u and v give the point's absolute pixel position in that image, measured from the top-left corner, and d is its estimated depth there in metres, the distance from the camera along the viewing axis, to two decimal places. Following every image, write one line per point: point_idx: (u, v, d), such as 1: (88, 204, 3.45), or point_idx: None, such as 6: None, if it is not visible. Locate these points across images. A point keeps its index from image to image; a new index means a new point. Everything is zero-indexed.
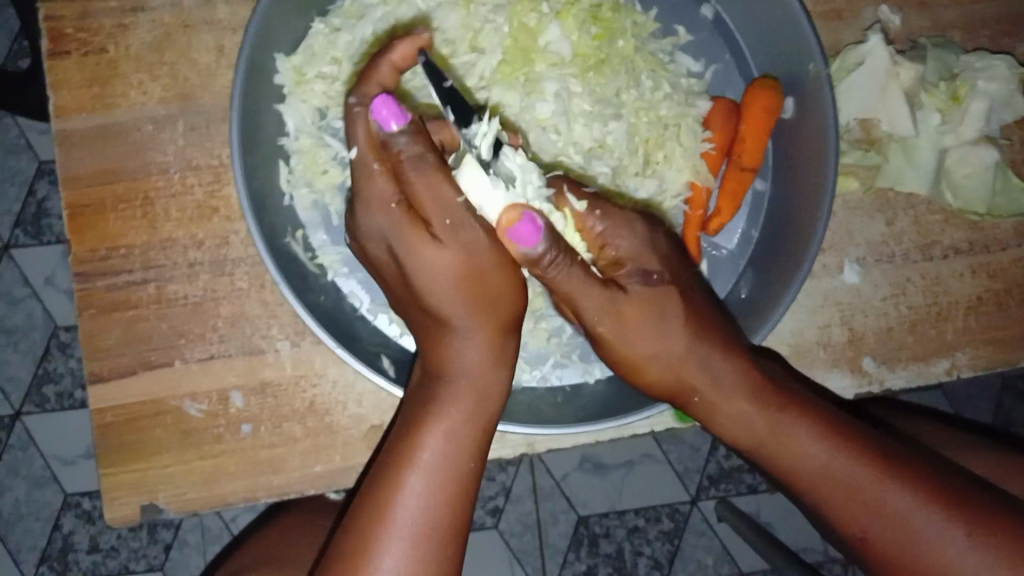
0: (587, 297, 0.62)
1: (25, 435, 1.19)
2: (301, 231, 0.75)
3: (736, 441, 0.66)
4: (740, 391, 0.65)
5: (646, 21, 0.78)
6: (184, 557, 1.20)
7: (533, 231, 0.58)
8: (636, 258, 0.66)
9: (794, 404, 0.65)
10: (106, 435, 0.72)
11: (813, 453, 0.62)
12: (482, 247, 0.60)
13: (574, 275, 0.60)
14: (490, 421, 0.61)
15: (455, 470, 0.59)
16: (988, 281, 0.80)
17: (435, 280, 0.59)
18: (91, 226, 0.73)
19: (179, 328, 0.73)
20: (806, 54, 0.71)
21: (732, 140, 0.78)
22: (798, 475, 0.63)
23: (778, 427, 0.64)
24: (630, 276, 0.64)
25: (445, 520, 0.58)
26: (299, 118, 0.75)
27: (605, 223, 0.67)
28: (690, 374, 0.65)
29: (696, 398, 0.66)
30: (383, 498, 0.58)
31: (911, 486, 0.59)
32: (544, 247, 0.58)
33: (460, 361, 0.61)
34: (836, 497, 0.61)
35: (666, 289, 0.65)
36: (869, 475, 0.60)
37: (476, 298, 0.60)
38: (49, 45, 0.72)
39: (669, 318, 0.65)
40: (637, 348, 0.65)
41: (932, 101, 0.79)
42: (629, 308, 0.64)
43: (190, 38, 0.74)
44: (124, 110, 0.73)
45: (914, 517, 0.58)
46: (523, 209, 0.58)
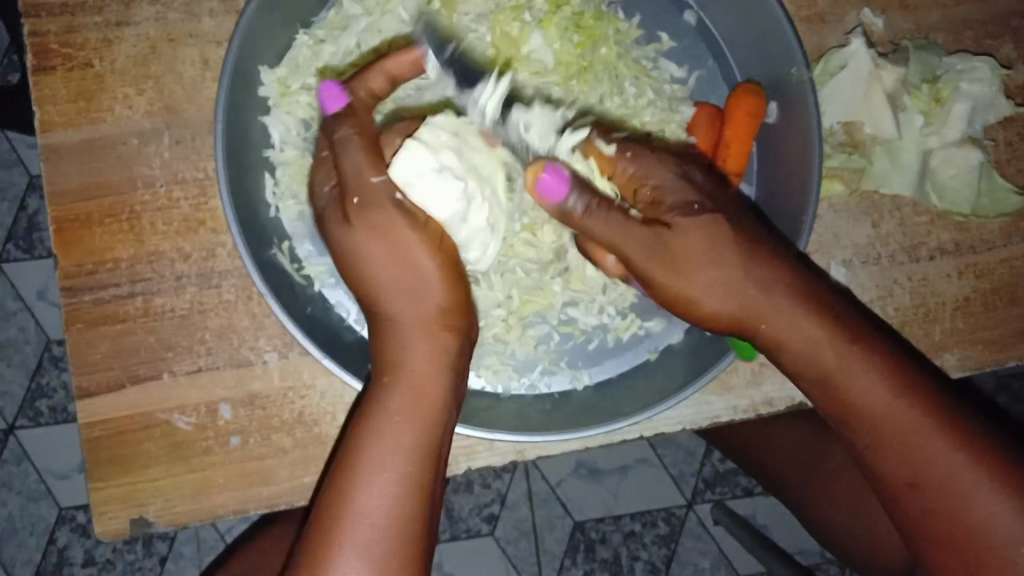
0: (633, 243, 0.61)
1: (18, 449, 1.19)
2: (287, 242, 0.75)
3: (797, 368, 0.66)
4: (812, 316, 0.64)
5: (628, 28, 0.79)
6: (180, 569, 1.20)
7: (557, 181, 0.60)
8: (676, 193, 0.64)
9: (867, 339, 0.64)
10: (96, 449, 0.72)
11: (878, 391, 0.63)
12: (403, 233, 0.60)
13: (612, 220, 0.61)
14: (435, 420, 0.60)
15: (398, 472, 0.58)
16: (974, 281, 0.80)
17: (369, 273, 0.60)
18: (78, 240, 0.73)
19: (167, 341, 0.73)
20: (789, 58, 0.71)
21: (716, 145, 0.78)
22: (859, 409, 0.64)
23: (852, 364, 0.63)
24: (671, 211, 0.63)
25: (397, 524, 0.57)
26: (284, 129, 0.75)
27: (634, 164, 0.67)
28: (751, 303, 0.63)
29: (763, 326, 0.64)
30: (334, 505, 0.58)
31: (961, 442, 0.63)
32: (574, 196, 0.60)
33: (401, 358, 0.60)
34: (889, 442, 0.64)
35: (713, 218, 0.63)
36: (928, 421, 0.63)
37: (396, 284, 0.60)
38: (34, 61, 0.73)
39: (724, 248, 0.62)
40: (695, 283, 0.62)
41: (914, 104, 0.79)
42: (681, 244, 0.62)
43: (174, 52, 0.74)
44: (109, 124, 0.73)
45: (955, 467, 0.62)
46: (546, 162, 0.61)
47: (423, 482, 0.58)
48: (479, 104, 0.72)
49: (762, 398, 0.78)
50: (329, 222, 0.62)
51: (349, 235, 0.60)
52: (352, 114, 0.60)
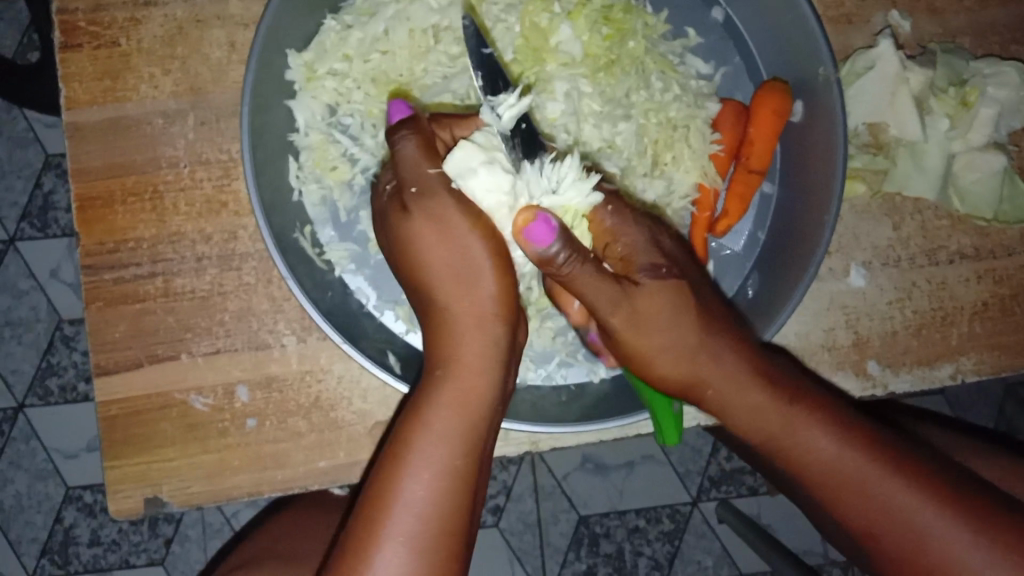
0: (600, 294, 0.59)
1: (28, 428, 1.20)
2: (310, 227, 0.75)
3: (745, 431, 0.65)
4: (754, 382, 0.63)
5: (657, 23, 0.78)
6: (185, 552, 1.20)
7: (546, 230, 0.56)
8: (648, 254, 0.63)
9: (803, 398, 0.64)
10: (112, 428, 0.72)
11: (824, 448, 0.63)
12: (456, 220, 0.60)
13: (587, 273, 0.57)
14: (482, 416, 0.59)
15: (445, 467, 0.57)
16: (993, 286, 0.80)
17: (428, 263, 0.61)
18: (100, 218, 0.73)
19: (186, 321, 0.73)
20: (816, 59, 0.71)
21: (741, 142, 0.79)
22: (809, 469, 0.63)
23: (795, 424, 0.63)
24: (641, 271, 0.61)
25: (438, 517, 0.56)
26: (310, 114, 0.75)
27: (615, 219, 0.64)
28: (702, 373, 0.63)
29: (709, 392, 0.64)
30: (379, 493, 0.57)
31: (914, 482, 0.61)
32: (558, 247, 0.56)
33: (455, 347, 0.60)
34: (847, 495, 0.62)
35: (677, 284, 0.62)
36: (877, 470, 0.61)
37: (452, 272, 0.60)
38: (62, 38, 0.73)
39: (684, 313, 0.61)
40: (648, 347, 0.62)
41: (941, 107, 0.78)
42: (639, 304, 0.60)
43: (202, 33, 0.74)
44: (134, 104, 0.73)
45: (915, 511, 0.60)
46: (539, 210, 0.57)
47: (468, 475, 0.58)
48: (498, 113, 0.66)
49: None
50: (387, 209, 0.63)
51: (407, 222, 0.61)
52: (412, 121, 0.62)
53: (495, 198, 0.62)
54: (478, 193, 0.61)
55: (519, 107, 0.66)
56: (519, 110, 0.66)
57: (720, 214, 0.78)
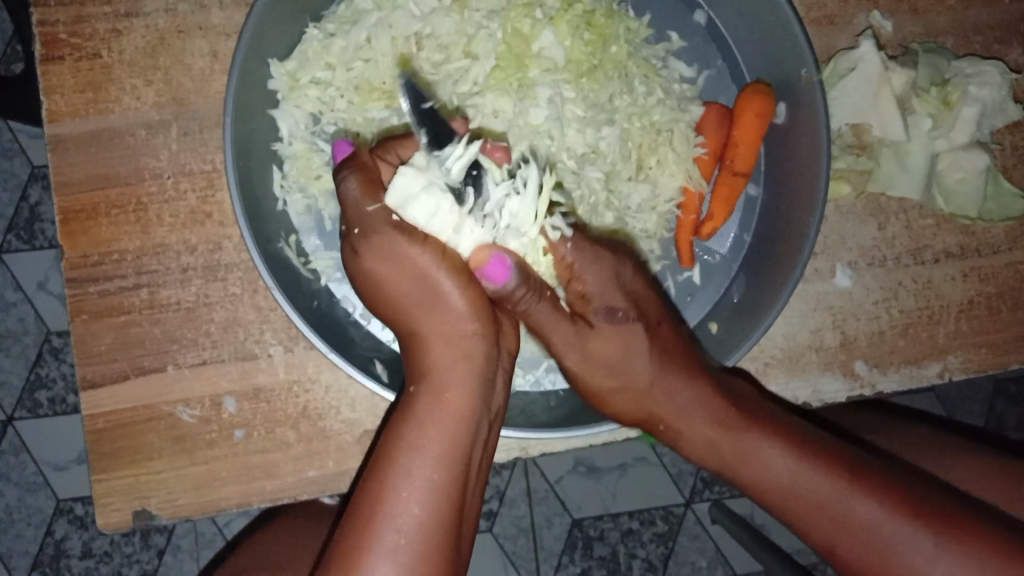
0: (555, 332, 0.66)
1: (16, 440, 1.19)
2: (294, 236, 0.75)
3: (703, 458, 0.69)
4: (707, 410, 0.67)
5: (639, 27, 0.78)
6: (178, 562, 1.19)
7: (501, 269, 0.61)
8: (602, 295, 0.67)
9: (756, 419, 0.67)
10: (99, 440, 0.72)
11: (781, 471, 0.65)
12: (411, 253, 0.59)
13: (543, 309, 0.64)
14: (463, 433, 0.59)
15: (431, 485, 0.57)
16: (979, 285, 0.80)
17: (392, 285, 0.60)
18: (83, 230, 0.73)
19: (172, 333, 0.73)
20: (798, 60, 0.72)
21: (724, 145, 0.79)
22: (770, 491, 0.66)
23: (745, 452, 0.66)
24: (597, 313, 0.66)
25: (428, 537, 0.55)
26: (293, 123, 0.75)
27: (576, 255, 0.66)
28: (652, 404, 0.68)
29: (662, 425, 0.69)
30: (366, 514, 0.56)
31: (878, 496, 0.63)
32: (514, 284, 0.61)
33: (432, 367, 0.60)
34: (808, 513, 0.65)
35: (627, 324, 0.67)
36: (840, 486, 0.64)
37: (420, 294, 0.60)
38: (42, 50, 0.72)
39: (632, 353, 0.67)
40: (599, 386, 0.68)
41: (924, 106, 0.79)
42: (587, 343, 0.67)
43: (183, 43, 0.74)
44: (116, 115, 0.73)
45: (880, 524, 0.62)
46: (494, 250, 0.61)
47: (454, 491, 0.57)
48: (445, 164, 0.61)
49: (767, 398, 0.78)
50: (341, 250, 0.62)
51: (359, 258, 0.61)
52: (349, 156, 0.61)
53: (442, 221, 0.59)
54: (421, 217, 0.59)
55: (469, 155, 0.62)
56: (469, 157, 0.62)
57: (705, 217, 0.79)
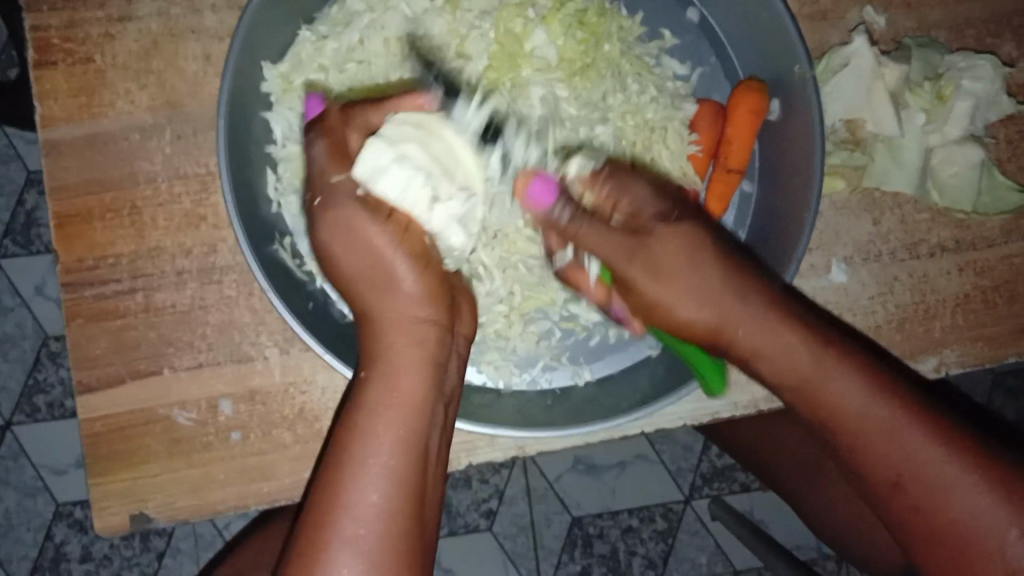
0: (607, 246, 0.64)
1: (15, 445, 1.19)
2: (289, 238, 0.75)
3: (775, 377, 0.65)
4: (781, 324, 0.63)
5: (631, 25, 0.79)
6: (178, 565, 1.20)
7: (546, 191, 0.67)
8: (652, 208, 0.66)
9: (833, 345, 0.64)
10: (96, 445, 0.72)
11: (859, 396, 0.62)
12: (365, 230, 0.60)
13: (592, 227, 0.64)
14: (417, 417, 0.59)
15: (388, 469, 0.57)
16: (976, 278, 0.80)
17: (347, 262, 0.61)
18: (78, 235, 0.73)
19: (169, 336, 0.73)
20: (791, 56, 0.72)
21: (718, 142, 0.79)
22: (840, 416, 0.63)
23: (828, 372, 0.63)
24: (651, 222, 0.65)
25: (386, 522, 0.56)
26: (286, 125, 0.74)
27: (613, 176, 0.68)
28: (727, 314, 0.64)
29: (738, 334, 0.64)
30: (325, 501, 0.57)
31: (941, 435, 0.62)
32: (557, 204, 0.66)
33: (387, 350, 0.60)
34: (876, 443, 0.62)
35: (690, 231, 0.65)
36: (904, 417, 0.62)
37: (374, 273, 0.61)
38: (35, 55, 0.72)
39: (701, 257, 0.64)
40: (671, 291, 0.63)
41: (917, 101, 0.79)
42: (654, 253, 0.63)
43: (177, 47, 0.74)
44: (110, 119, 0.73)
45: (937, 461, 0.61)
46: (534, 173, 0.68)
47: (410, 475, 0.58)
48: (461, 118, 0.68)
49: (763, 393, 0.78)
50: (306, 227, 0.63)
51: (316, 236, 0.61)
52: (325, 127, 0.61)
53: (412, 196, 0.61)
54: (390, 191, 0.60)
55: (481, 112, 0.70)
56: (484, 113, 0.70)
57: None
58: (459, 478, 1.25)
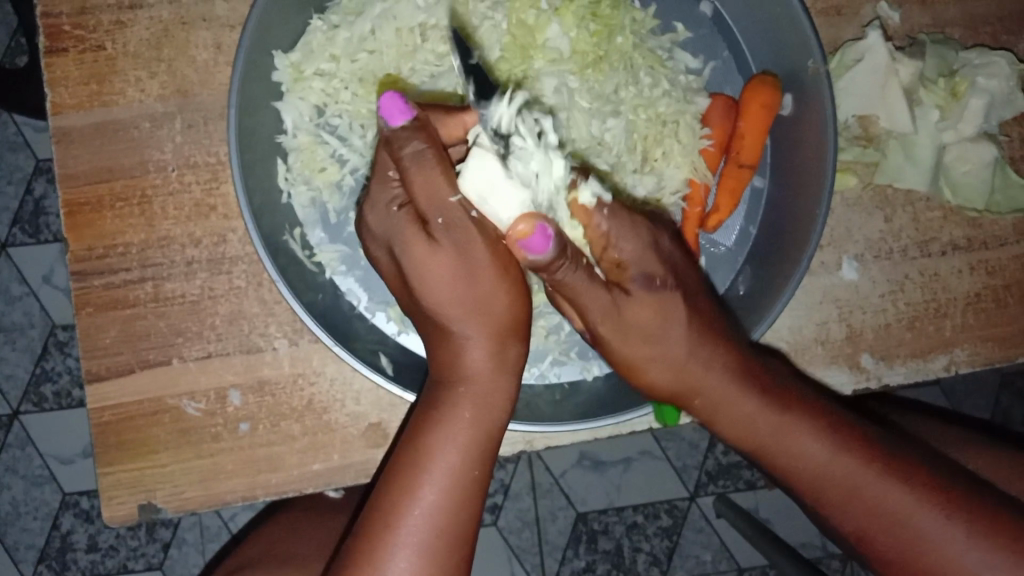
0: (593, 303, 0.60)
1: (22, 434, 1.19)
2: (299, 229, 0.75)
3: (736, 437, 0.65)
4: (744, 386, 0.63)
5: (645, 18, 0.78)
6: (183, 555, 1.20)
7: (543, 241, 0.56)
8: (640, 263, 0.61)
9: (794, 403, 0.64)
10: (104, 433, 0.72)
11: (818, 455, 0.62)
12: (479, 248, 0.59)
13: (581, 279, 0.59)
14: (491, 437, 0.60)
15: (461, 479, 0.59)
16: (986, 278, 0.80)
17: (443, 278, 0.58)
18: (88, 223, 0.73)
19: (177, 326, 0.73)
20: (805, 52, 0.71)
21: (730, 137, 0.78)
22: (798, 474, 0.64)
23: (785, 431, 0.63)
24: (633, 282, 0.60)
25: (452, 530, 0.58)
26: (297, 115, 0.74)
27: (611, 223, 0.61)
28: (687, 379, 0.63)
29: (697, 401, 0.64)
30: (393, 505, 0.58)
31: (915, 488, 0.61)
32: (554, 256, 0.56)
33: (468, 366, 0.60)
34: (841, 498, 0.62)
35: (666, 295, 0.61)
36: (870, 471, 0.62)
37: (475, 295, 0.59)
38: (46, 42, 0.72)
39: (669, 321, 0.61)
40: (635, 355, 0.63)
41: (931, 97, 0.79)
42: (625, 309, 0.60)
43: (188, 36, 0.74)
44: (121, 107, 0.73)
45: (910, 512, 0.60)
46: (538, 220, 0.56)
47: (479, 490, 0.60)
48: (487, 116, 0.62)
49: None
50: (404, 237, 0.59)
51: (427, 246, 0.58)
52: (419, 127, 0.59)
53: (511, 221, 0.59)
54: (499, 210, 0.59)
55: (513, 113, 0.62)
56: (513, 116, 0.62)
57: (711, 209, 0.78)
58: None
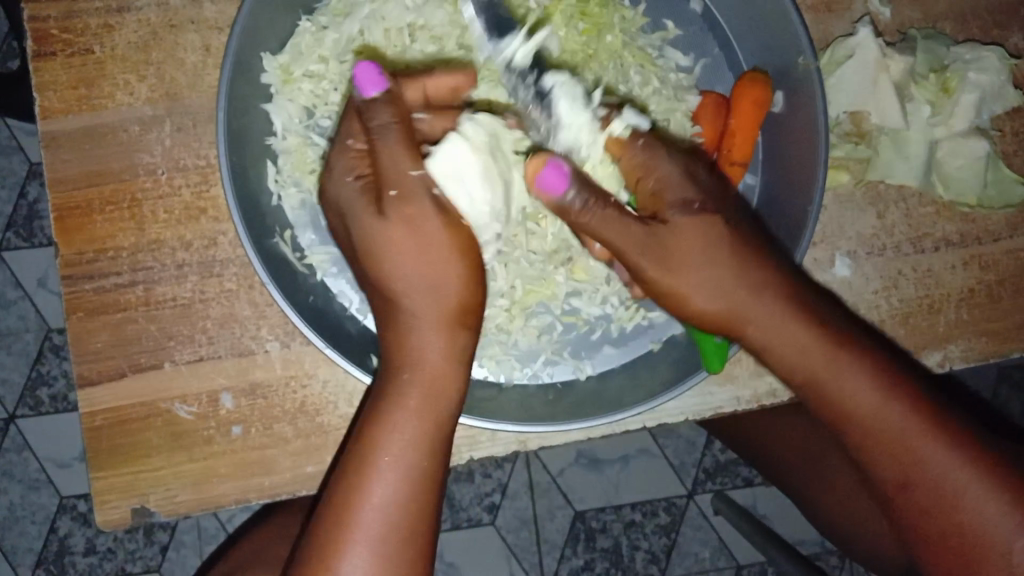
0: (621, 238, 0.61)
1: (19, 438, 1.19)
2: (289, 231, 0.75)
3: (784, 367, 0.64)
4: (799, 317, 0.62)
5: (634, 16, 0.78)
6: (181, 558, 1.20)
7: (561, 178, 0.60)
8: (679, 189, 0.63)
9: (849, 339, 0.63)
10: (97, 438, 0.72)
11: (866, 394, 0.62)
12: (428, 226, 0.60)
13: (607, 216, 0.60)
14: (440, 425, 0.60)
15: (409, 468, 0.58)
16: (980, 273, 0.80)
17: (390, 258, 0.60)
18: (79, 227, 0.72)
19: (169, 330, 0.73)
20: (796, 48, 0.71)
21: (722, 135, 0.78)
22: (844, 411, 0.63)
23: (841, 367, 0.62)
24: (671, 208, 0.62)
25: (403, 518, 0.58)
26: (286, 117, 0.74)
27: (645, 153, 0.65)
28: (740, 306, 0.62)
29: (747, 327, 0.63)
30: (344, 496, 0.58)
31: (952, 439, 0.62)
32: (573, 193, 0.60)
33: (411, 353, 0.60)
34: (885, 444, 0.63)
35: (710, 219, 0.62)
36: (919, 420, 0.62)
37: (424, 277, 0.60)
38: (34, 46, 0.72)
39: (715, 249, 0.61)
40: (684, 281, 0.62)
41: (922, 93, 0.79)
42: (669, 237, 0.61)
43: (176, 38, 0.73)
44: (110, 111, 0.73)
45: (950, 465, 0.62)
46: (550, 158, 0.60)
47: (430, 479, 0.59)
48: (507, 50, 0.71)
49: (766, 389, 0.77)
50: (355, 212, 0.60)
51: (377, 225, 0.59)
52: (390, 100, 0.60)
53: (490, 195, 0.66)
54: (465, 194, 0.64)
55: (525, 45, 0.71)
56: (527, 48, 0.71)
57: None
58: (461, 471, 1.24)
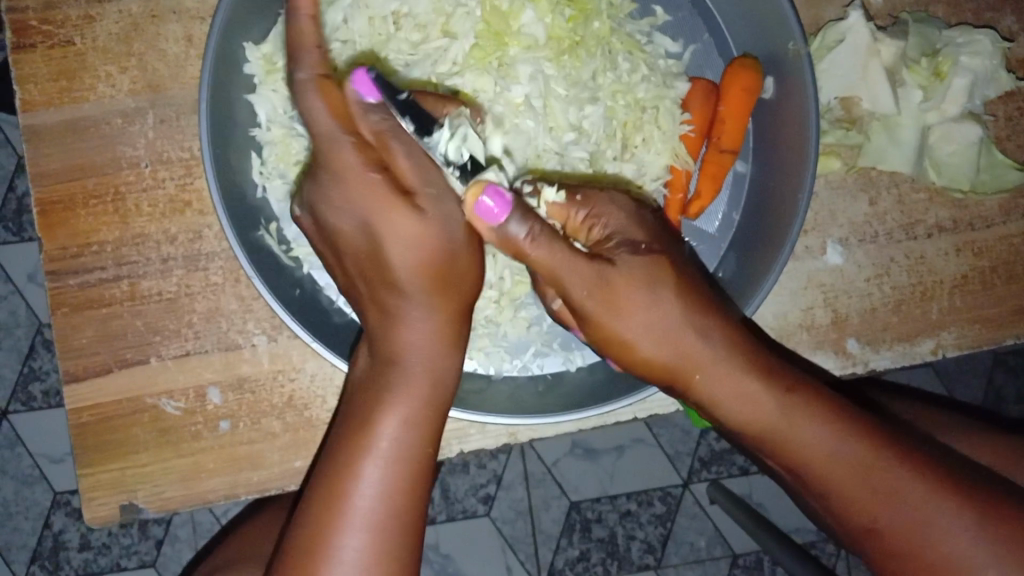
0: (575, 274, 0.58)
1: (11, 434, 1.18)
2: (275, 223, 0.74)
3: (738, 420, 0.62)
4: (744, 367, 0.61)
5: (622, 3, 0.77)
6: (175, 552, 1.19)
7: (500, 207, 0.55)
8: (624, 231, 0.61)
9: (800, 387, 0.62)
10: (84, 435, 0.71)
11: (824, 442, 0.60)
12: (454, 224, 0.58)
13: (550, 254, 0.56)
14: (435, 418, 0.58)
15: (404, 463, 0.57)
16: (973, 260, 0.79)
17: (408, 253, 0.56)
18: (61, 222, 0.71)
19: (155, 324, 0.72)
20: (785, 33, 0.70)
21: (711, 122, 0.78)
22: (804, 464, 0.61)
23: (792, 417, 0.61)
24: (619, 248, 0.60)
25: (396, 514, 0.56)
26: (270, 107, 0.73)
27: (587, 207, 0.64)
28: (689, 350, 0.60)
29: (696, 376, 0.61)
30: (334, 489, 0.56)
31: (922, 475, 0.60)
32: (513, 224, 0.55)
33: (405, 344, 0.57)
34: (849, 490, 0.60)
35: (654, 257, 0.60)
36: (881, 459, 0.60)
37: (438, 271, 0.57)
38: (12, 39, 0.71)
39: (660, 286, 0.59)
40: (628, 327, 0.60)
41: (914, 78, 0.78)
42: (621, 276, 0.59)
43: (157, 29, 0.72)
44: (91, 104, 0.72)
45: (920, 506, 0.59)
46: (489, 185, 0.55)
47: (423, 473, 0.58)
48: None
49: None
50: (376, 203, 0.56)
51: (402, 218, 0.56)
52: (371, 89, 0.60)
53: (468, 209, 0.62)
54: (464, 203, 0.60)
55: None
56: None
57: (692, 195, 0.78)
58: (456, 463, 1.24)
